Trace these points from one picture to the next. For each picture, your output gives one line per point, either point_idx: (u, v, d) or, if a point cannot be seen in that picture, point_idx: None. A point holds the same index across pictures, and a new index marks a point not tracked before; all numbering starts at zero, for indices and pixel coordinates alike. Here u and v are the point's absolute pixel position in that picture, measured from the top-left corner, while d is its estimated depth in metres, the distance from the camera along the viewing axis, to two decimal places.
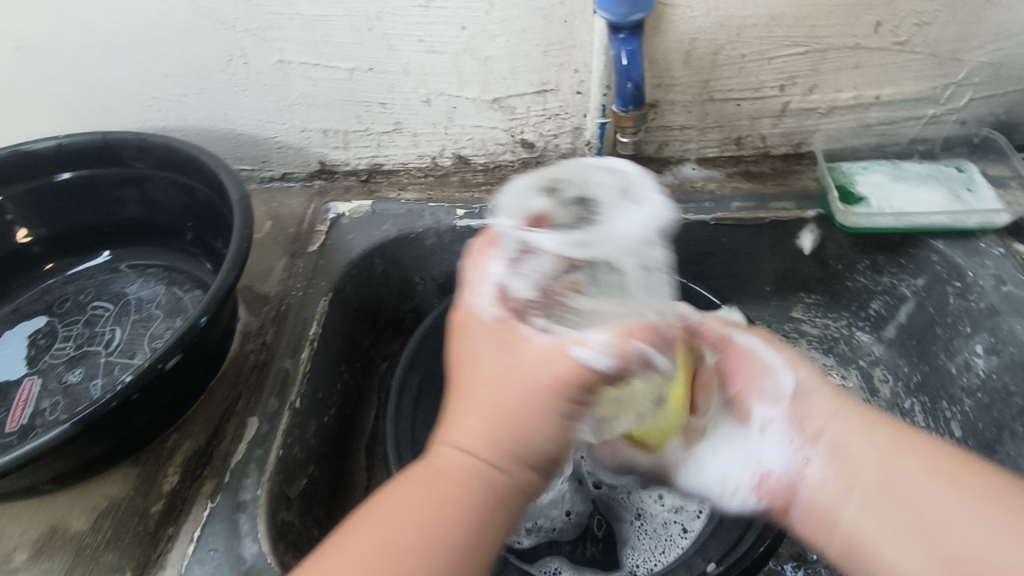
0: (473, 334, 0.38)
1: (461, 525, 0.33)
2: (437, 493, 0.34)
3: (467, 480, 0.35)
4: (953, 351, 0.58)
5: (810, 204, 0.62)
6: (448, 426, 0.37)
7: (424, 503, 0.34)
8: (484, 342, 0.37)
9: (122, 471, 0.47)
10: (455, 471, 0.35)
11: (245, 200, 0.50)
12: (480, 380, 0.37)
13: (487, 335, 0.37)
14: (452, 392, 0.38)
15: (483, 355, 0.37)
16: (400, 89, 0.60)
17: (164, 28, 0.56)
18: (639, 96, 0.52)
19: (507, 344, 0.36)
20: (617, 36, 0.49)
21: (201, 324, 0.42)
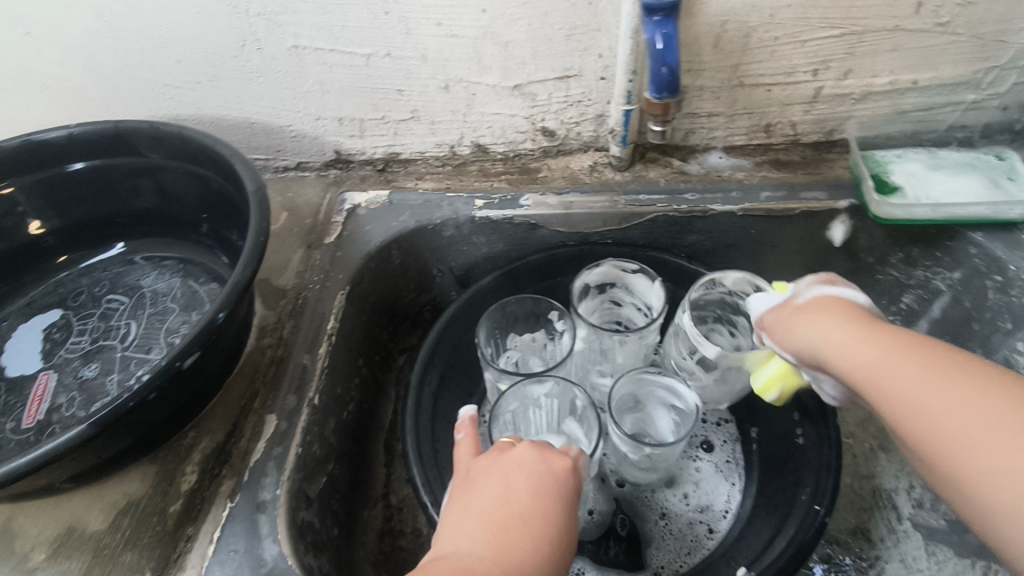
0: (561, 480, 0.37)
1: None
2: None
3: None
4: (992, 348, 0.56)
5: (843, 194, 0.60)
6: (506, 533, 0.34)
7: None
8: (575, 488, 0.37)
9: (140, 469, 0.46)
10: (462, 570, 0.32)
11: (261, 191, 0.48)
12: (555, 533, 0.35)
13: (571, 482, 0.37)
14: (495, 512, 0.35)
15: (567, 508, 0.36)
16: (418, 75, 0.58)
17: (176, 13, 0.54)
18: (673, 84, 0.49)
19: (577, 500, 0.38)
20: (651, 19, 0.47)
21: (219, 320, 0.41)
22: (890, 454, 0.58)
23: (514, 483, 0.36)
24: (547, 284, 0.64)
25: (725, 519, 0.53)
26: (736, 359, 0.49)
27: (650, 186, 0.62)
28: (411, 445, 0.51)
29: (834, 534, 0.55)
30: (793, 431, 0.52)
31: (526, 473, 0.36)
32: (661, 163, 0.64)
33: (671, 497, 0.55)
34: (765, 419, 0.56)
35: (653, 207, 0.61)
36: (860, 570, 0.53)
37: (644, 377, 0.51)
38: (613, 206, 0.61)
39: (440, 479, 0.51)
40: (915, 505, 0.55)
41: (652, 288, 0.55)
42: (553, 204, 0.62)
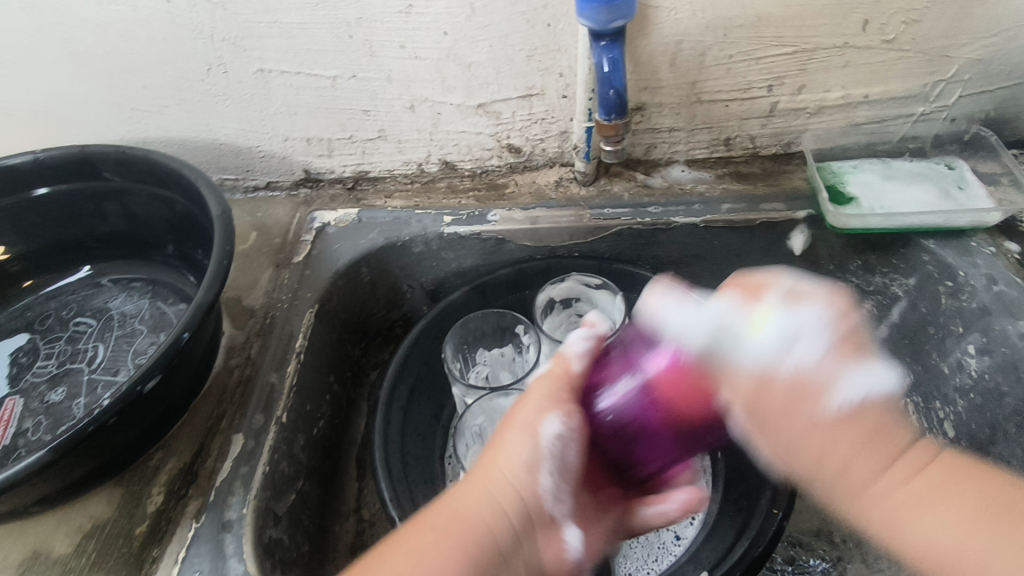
0: (507, 427, 0.39)
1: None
2: (443, 554, 0.35)
3: (455, 551, 0.35)
4: (945, 351, 0.57)
5: (802, 205, 0.61)
6: (449, 504, 0.37)
7: (423, 557, 0.35)
8: (521, 428, 0.38)
9: (106, 491, 0.46)
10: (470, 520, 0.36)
11: (226, 214, 0.49)
12: (493, 483, 0.37)
13: (525, 420, 0.39)
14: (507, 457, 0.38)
15: (509, 451, 0.38)
16: (383, 96, 0.59)
17: (141, 38, 0.55)
18: (621, 105, 0.51)
19: (534, 429, 0.37)
20: (598, 43, 0.48)
21: (184, 340, 0.42)
22: None
23: (513, 428, 0.39)
24: (516, 297, 0.64)
25: (691, 526, 0.54)
26: None
27: (614, 200, 0.63)
28: (379, 461, 0.52)
29: (796, 536, 0.56)
30: None
31: (529, 411, 0.39)
32: (625, 177, 0.65)
33: None
34: None
35: (617, 220, 0.62)
36: (824, 570, 0.54)
37: None
38: (579, 220, 0.62)
39: (409, 493, 0.52)
40: None
41: (614, 302, 0.57)
42: (519, 219, 0.63)
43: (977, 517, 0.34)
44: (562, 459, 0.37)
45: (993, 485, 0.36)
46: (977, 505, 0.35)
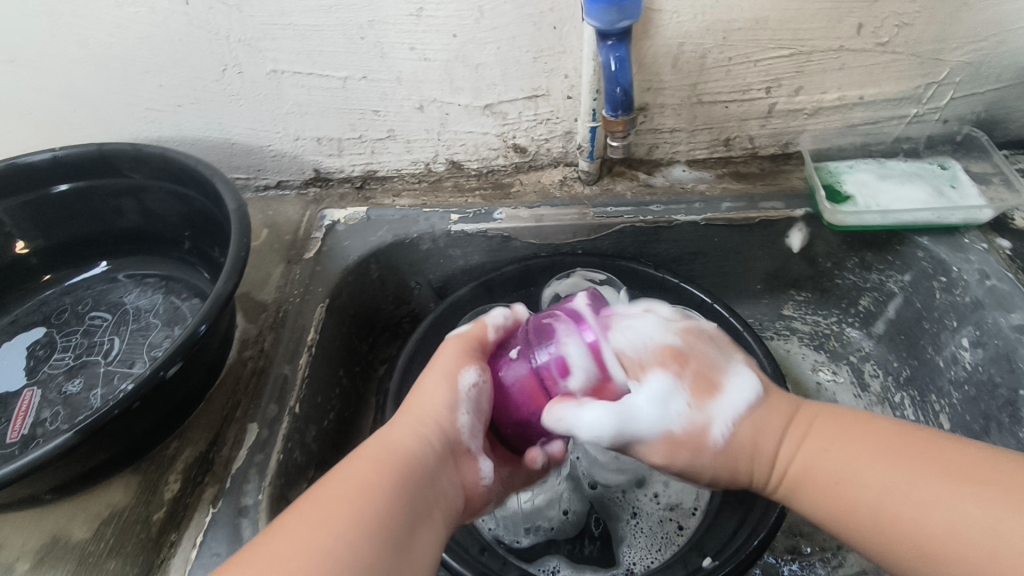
0: (424, 379, 0.44)
1: (389, 501, 0.35)
2: (376, 474, 0.37)
3: (388, 472, 0.37)
4: (941, 345, 0.59)
5: (799, 204, 0.63)
6: (379, 441, 0.40)
7: (359, 479, 0.36)
8: (439, 374, 0.43)
9: (124, 479, 0.47)
10: (397, 450, 0.39)
11: (241, 209, 0.50)
12: (416, 421, 0.41)
13: (439, 369, 0.44)
14: (430, 402, 0.42)
15: (427, 394, 0.43)
16: (393, 97, 0.61)
17: (158, 39, 0.56)
18: (628, 103, 0.53)
19: (449, 371, 0.43)
20: (605, 42, 0.49)
21: (201, 332, 0.43)
22: None
23: (431, 378, 0.43)
24: (522, 294, 0.66)
25: (695, 516, 0.55)
26: None
27: (617, 198, 0.65)
28: None
29: (797, 526, 0.57)
30: None
31: (442, 364, 0.44)
32: (627, 177, 0.67)
33: (643, 497, 0.57)
34: None
35: (620, 218, 0.63)
36: (824, 559, 0.55)
37: None
38: (583, 218, 0.64)
39: None
40: None
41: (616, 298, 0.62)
42: (525, 217, 0.64)
43: (988, 503, 0.33)
44: (476, 402, 0.42)
45: (946, 446, 0.36)
46: (938, 472, 0.35)
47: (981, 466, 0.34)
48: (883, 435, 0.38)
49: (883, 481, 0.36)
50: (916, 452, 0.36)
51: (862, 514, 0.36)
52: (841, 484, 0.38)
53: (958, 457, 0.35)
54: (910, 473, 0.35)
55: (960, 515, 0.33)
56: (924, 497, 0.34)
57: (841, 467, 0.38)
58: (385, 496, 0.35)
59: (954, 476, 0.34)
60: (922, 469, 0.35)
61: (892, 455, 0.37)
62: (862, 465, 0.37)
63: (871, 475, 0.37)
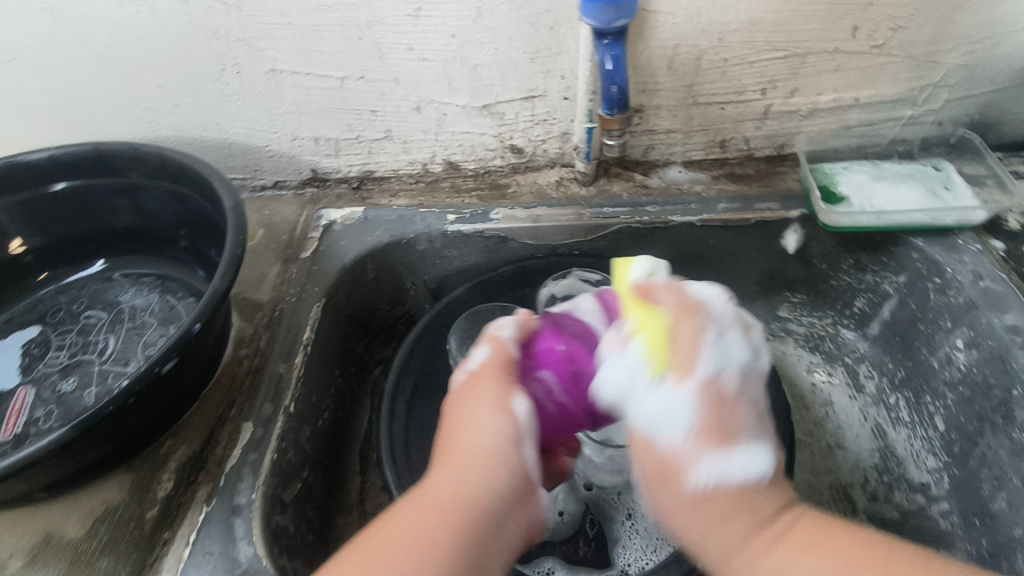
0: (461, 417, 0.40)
1: (451, 561, 0.34)
2: (437, 526, 0.35)
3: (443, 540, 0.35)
4: (935, 346, 0.59)
5: (795, 205, 0.63)
6: (424, 489, 0.38)
7: (415, 534, 0.35)
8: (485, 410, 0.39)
9: (117, 477, 0.47)
10: (449, 497, 0.37)
11: (238, 207, 0.50)
12: (456, 465, 0.38)
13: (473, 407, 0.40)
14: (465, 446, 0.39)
15: (469, 434, 0.39)
16: (390, 97, 0.61)
17: (156, 39, 0.57)
18: (623, 100, 0.53)
19: (504, 400, 0.39)
20: (601, 41, 0.50)
21: (195, 330, 0.43)
22: (845, 451, 0.62)
23: (469, 426, 0.39)
24: (518, 295, 0.66)
25: None
26: None
27: (614, 199, 0.65)
28: (384, 449, 0.53)
29: None
30: None
31: (476, 412, 0.39)
32: (624, 178, 0.67)
33: (639, 498, 0.57)
34: None
35: (617, 218, 0.64)
36: None
37: None
38: (579, 218, 0.64)
39: (414, 483, 0.53)
40: None
41: None
42: (522, 217, 0.64)
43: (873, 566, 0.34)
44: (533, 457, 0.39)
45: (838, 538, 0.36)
46: (857, 558, 0.34)
47: (875, 555, 0.34)
48: (850, 559, 0.34)
49: (875, 514, 0.37)
50: (855, 562, 0.34)
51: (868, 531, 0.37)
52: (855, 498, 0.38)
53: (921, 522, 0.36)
54: (839, 570, 0.34)
55: None
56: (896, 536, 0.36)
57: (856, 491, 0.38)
58: (443, 550, 0.35)
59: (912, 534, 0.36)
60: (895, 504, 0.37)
61: (842, 562, 0.34)
62: (817, 572, 0.34)
63: (805, 573, 0.34)
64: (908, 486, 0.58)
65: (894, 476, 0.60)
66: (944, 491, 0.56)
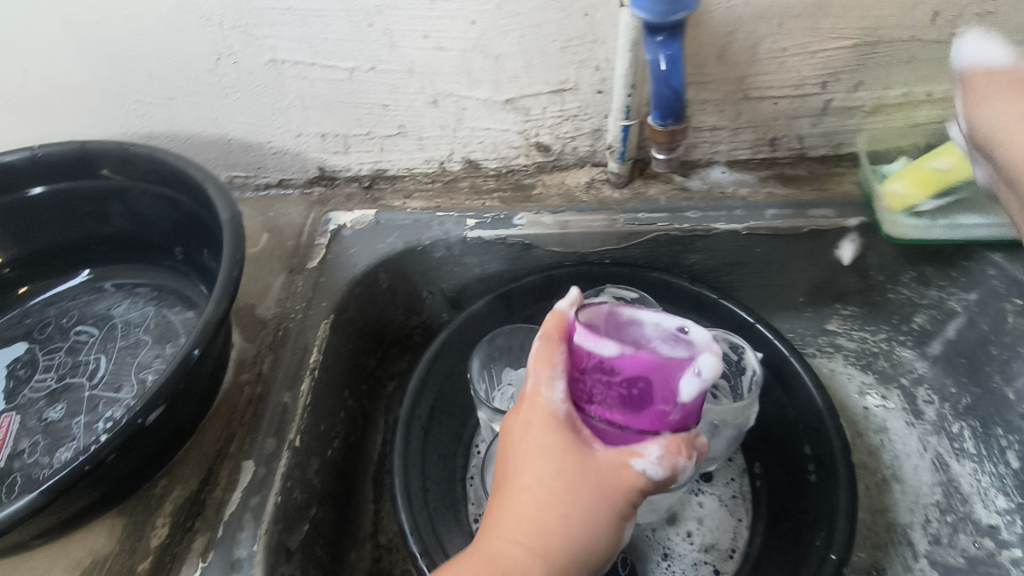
0: (560, 495, 0.36)
1: None
2: None
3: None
4: (1011, 375, 0.53)
5: (852, 212, 0.56)
6: (487, 544, 0.35)
7: None
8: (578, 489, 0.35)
9: (108, 520, 0.43)
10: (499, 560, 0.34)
11: (236, 219, 0.45)
12: (535, 542, 0.35)
13: (581, 476, 0.36)
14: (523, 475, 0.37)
15: (561, 528, 0.35)
16: (405, 90, 0.55)
17: (144, 26, 0.51)
18: (677, 107, 0.47)
19: (582, 471, 0.36)
20: (653, 38, 0.43)
21: (195, 355, 0.38)
22: (903, 484, 0.56)
23: (522, 455, 0.37)
24: (544, 307, 0.61)
25: (731, 560, 0.51)
26: (723, 413, 0.50)
27: (650, 204, 0.59)
28: (398, 489, 0.48)
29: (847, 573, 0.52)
30: (805, 466, 0.50)
31: (526, 441, 0.37)
32: (662, 179, 0.61)
33: (675, 536, 0.53)
34: (770, 453, 0.54)
35: (653, 226, 0.57)
36: None
37: None
38: (612, 224, 0.58)
39: (430, 524, 0.48)
40: (932, 541, 0.53)
41: None
42: (548, 223, 0.58)
43: None
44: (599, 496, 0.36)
45: None
46: None
47: None
48: None
49: None
50: None
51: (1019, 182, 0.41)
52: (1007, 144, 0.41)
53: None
54: None
55: None
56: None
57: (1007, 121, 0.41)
58: None
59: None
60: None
61: None
62: None
63: None
64: (975, 528, 0.53)
65: (958, 516, 0.54)
66: (1016, 536, 0.52)
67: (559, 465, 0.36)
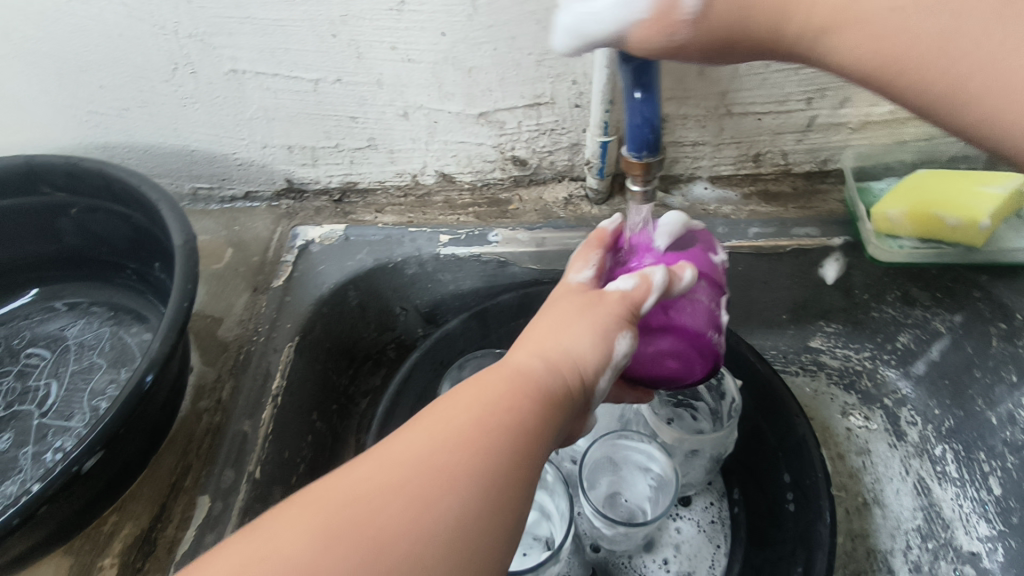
0: (570, 311, 0.34)
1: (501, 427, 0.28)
2: (483, 398, 0.29)
3: (506, 451, 0.27)
4: (994, 400, 0.52)
5: (837, 230, 0.56)
6: (498, 366, 0.32)
7: (456, 411, 0.28)
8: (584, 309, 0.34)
9: (55, 560, 0.41)
10: (511, 373, 0.31)
11: (190, 244, 0.43)
12: (549, 349, 0.32)
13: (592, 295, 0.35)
14: (535, 320, 0.35)
15: (571, 334, 0.33)
16: (373, 102, 0.53)
17: (94, 34, 0.48)
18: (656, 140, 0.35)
19: (593, 301, 0.34)
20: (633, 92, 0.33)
21: (147, 384, 0.37)
22: (883, 509, 0.54)
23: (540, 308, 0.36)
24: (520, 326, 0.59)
25: None
26: (698, 443, 0.50)
27: None
28: None
29: None
30: (784, 495, 0.48)
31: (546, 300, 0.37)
32: None
33: (651, 564, 0.51)
34: (750, 479, 0.53)
35: None
36: None
37: (619, 443, 0.51)
38: None
39: None
40: (912, 569, 0.51)
41: None
42: (524, 240, 0.57)
43: None
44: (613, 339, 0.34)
45: None
46: None
47: None
48: None
49: None
50: None
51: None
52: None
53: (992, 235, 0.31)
54: None
55: None
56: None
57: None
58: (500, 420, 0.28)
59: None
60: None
61: None
62: None
63: None
64: (955, 556, 0.51)
65: (939, 543, 0.52)
66: (998, 565, 0.49)
67: (571, 300, 0.35)
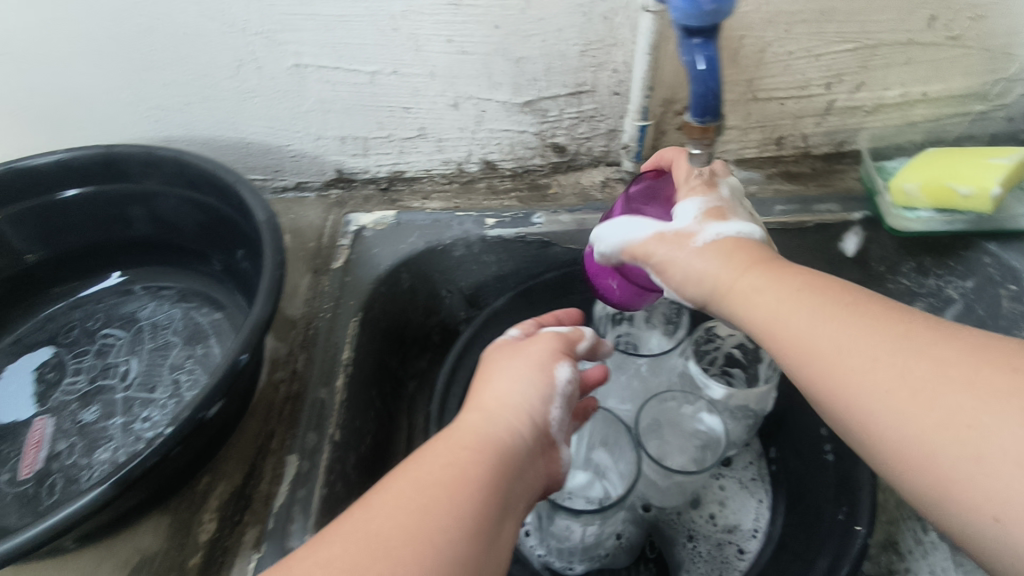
0: (514, 367, 0.41)
1: (453, 501, 0.32)
2: (435, 474, 0.33)
3: (468, 503, 0.32)
4: None
5: (856, 206, 0.60)
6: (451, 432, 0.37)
7: (408, 484, 0.32)
8: (526, 368, 0.41)
9: (153, 520, 0.44)
10: (466, 441, 0.36)
11: (272, 221, 0.46)
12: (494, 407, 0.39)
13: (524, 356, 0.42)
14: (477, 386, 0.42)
15: (516, 387, 0.40)
16: (426, 93, 0.56)
17: (168, 32, 0.52)
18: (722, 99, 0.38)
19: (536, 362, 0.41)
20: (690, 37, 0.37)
21: (241, 362, 0.39)
22: None
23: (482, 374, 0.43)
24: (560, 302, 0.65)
25: (754, 539, 0.53)
26: (744, 398, 0.52)
27: None
28: None
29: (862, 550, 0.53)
30: (821, 447, 0.53)
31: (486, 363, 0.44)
32: None
33: (698, 518, 0.54)
34: (788, 439, 0.56)
35: None
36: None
37: (667, 403, 0.54)
38: None
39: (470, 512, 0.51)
40: None
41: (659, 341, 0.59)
42: (566, 221, 0.60)
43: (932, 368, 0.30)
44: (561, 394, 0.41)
45: (929, 328, 0.32)
46: (887, 334, 0.32)
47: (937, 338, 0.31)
48: (891, 323, 0.33)
49: (908, 377, 0.30)
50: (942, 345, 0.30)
51: (852, 426, 0.32)
52: (835, 367, 0.32)
53: (917, 341, 0.31)
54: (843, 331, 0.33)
55: (884, 368, 0.31)
56: (879, 378, 0.31)
57: (773, 314, 0.36)
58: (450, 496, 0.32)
59: (918, 362, 0.30)
60: (817, 309, 0.34)
61: (923, 353, 0.31)
62: (857, 349, 0.32)
63: (913, 376, 0.30)
64: None
65: None
66: None
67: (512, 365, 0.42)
